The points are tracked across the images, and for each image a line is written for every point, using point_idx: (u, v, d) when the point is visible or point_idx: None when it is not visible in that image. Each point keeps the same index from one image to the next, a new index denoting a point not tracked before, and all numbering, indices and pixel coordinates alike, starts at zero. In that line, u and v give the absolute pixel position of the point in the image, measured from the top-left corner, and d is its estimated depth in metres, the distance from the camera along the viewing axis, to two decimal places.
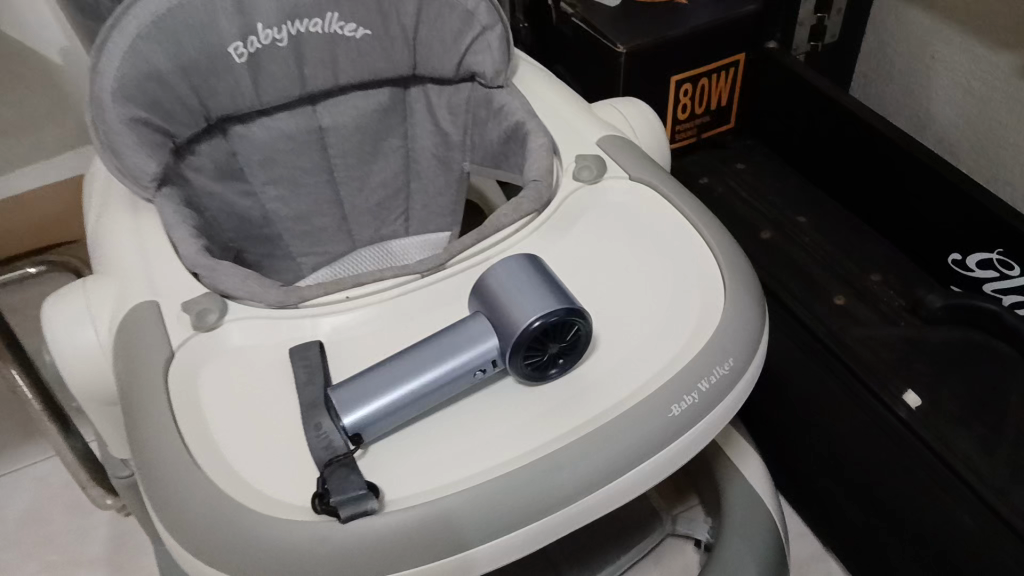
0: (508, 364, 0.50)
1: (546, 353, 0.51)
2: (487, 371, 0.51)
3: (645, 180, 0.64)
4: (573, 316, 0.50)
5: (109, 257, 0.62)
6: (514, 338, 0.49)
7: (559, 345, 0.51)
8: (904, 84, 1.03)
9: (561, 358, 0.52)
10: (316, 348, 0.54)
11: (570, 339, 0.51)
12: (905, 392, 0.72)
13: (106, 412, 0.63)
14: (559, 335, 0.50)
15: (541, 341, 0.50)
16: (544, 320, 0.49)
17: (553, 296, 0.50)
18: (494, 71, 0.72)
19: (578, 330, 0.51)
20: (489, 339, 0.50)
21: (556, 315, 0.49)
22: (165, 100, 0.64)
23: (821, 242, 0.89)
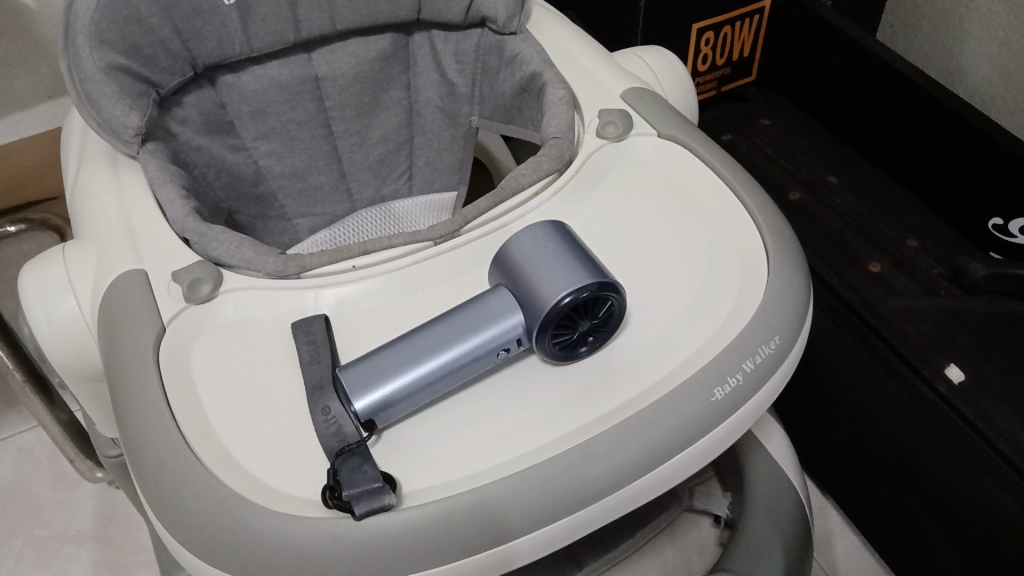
0: (536, 345, 0.45)
1: (576, 331, 0.46)
2: (511, 350, 0.46)
3: (676, 138, 0.59)
4: (607, 291, 0.45)
5: (89, 220, 0.57)
6: (543, 315, 0.44)
7: (590, 322, 0.46)
8: (935, 34, 0.97)
9: (591, 336, 0.47)
10: (320, 323, 0.49)
11: (604, 318, 0.47)
12: (947, 365, 0.69)
13: (96, 389, 0.58)
14: (590, 311, 0.46)
15: (571, 317, 0.45)
16: (574, 296, 0.44)
17: (583, 268, 0.45)
18: (507, 16, 0.66)
19: (610, 305, 0.46)
20: (513, 315, 0.46)
21: (589, 290, 0.44)
22: (146, 44, 0.58)
23: (852, 204, 0.86)
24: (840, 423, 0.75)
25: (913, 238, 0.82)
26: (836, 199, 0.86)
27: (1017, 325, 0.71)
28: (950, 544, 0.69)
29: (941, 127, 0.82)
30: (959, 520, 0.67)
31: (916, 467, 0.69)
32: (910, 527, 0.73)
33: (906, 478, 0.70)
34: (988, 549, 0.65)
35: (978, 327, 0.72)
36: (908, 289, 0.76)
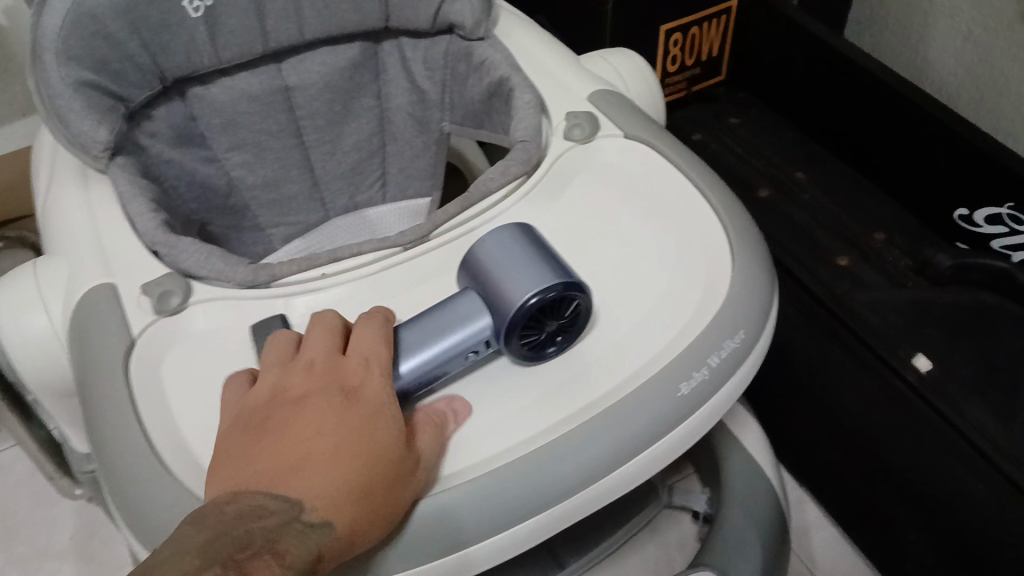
0: (506, 345, 0.46)
1: (544, 332, 0.47)
2: (480, 353, 0.46)
3: (642, 139, 0.60)
4: (573, 289, 0.46)
5: (59, 236, 0.57)
6: (510, 316, 0.45)
7: (557, 322, 0.47)
8: (901, 29, 0.98)
9: (559, 337, 0.48)
10: (279, 323, 0.49)
11: (571, 316, 0.47)
12: (916, 356, 0.71)
13: (70, 404, 0.58)
14: (557, 311, 0.46)
15: (538, 318, 0.46)
16: (540, 294, 0.44)
17: (549, 268, 0.46)
18: (474, 23, 0.67)
19: (577, 305, 0.47)
20: (482, 316, 0.46)
21: (555, 288, 0.45)
22: (113, 58, 0.58)
23: (821, 200, 0.87)
24: (814, 417, 0.76)
25: (881, 232, 0.83)
26: (805, 195, 0.88)
27: (982, 314, 0.73)
28: (923, 533, 0.70)
29: (907, 120, 0.82)
30: (932, 510, 0.67)
31: (887, 459, 0.70)
32: (887, 518, 0.74)
33: (880, 469, 0.71)
34: (961, 537, 0.66)
35: (946, 318, 0.73)
36: (878, 282, 0.77)
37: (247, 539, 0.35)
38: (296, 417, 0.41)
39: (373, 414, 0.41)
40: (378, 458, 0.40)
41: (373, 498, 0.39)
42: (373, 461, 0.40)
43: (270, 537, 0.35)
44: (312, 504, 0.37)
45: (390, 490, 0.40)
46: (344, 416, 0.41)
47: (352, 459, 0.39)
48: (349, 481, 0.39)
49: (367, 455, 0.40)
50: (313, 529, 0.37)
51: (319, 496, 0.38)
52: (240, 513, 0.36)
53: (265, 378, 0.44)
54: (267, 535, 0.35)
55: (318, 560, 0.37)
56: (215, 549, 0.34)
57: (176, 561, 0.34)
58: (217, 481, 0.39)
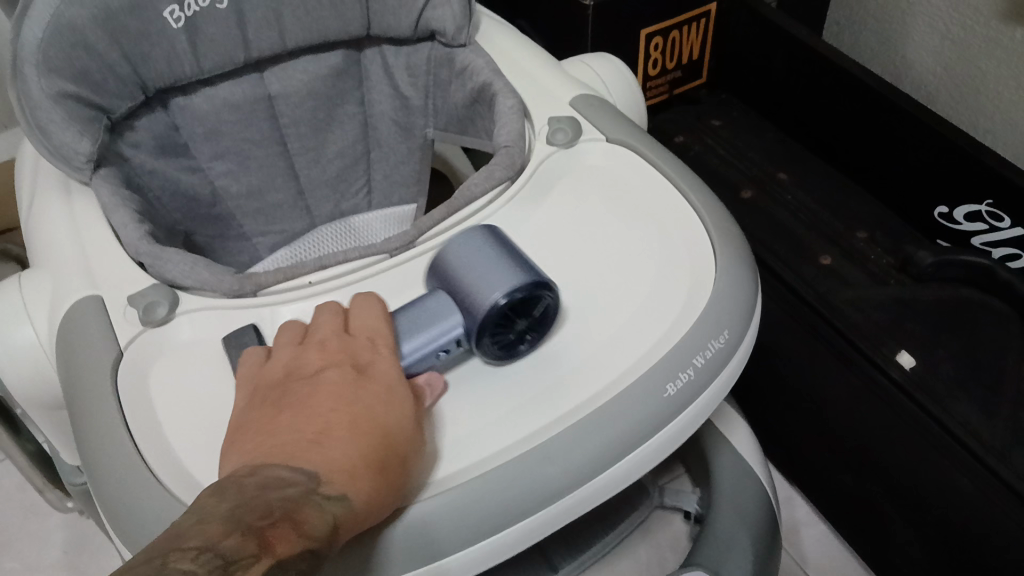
0: (476, 344, 0.46)
1: (513, 330, 0.47)
2: (452, 352, 0.47)
3: (624, 142, 0.61)
4: (542, 286, 0.46)
5: (42, 249, 0.57)
6: (479, 316, 0.45)
7: (526, 321, 0.47)
8: (879, 29, 0.99)
9: (529, 334, 0.48)
10: (257, 330, 0.49)
11: (540, 312, 0.48)
12: (899, 353, 0.72)
13: (57, 418, 0.58)
14: (525, 309, 0.47)
15: (507, 316, 0.46)
16: (507, 293, 0.45)
17: (516, 268, 0.46)
18: (455, 29, 0.67)
19: (545, 303, 0.47)
20: (452, 316, 0.46)
21: (523, 285, 0.45)
22: (94, 69, 0.58)
23: (804, 200, 0.88)
24: (802, 416, 0.77)
25: (863, 231, 0.84)
26: (788, 194, 0.88)
27: (964, 310, 0.74)
28: (911, 527, 0.70)
29: (887, 119, 0.83)
30: (917, 504, 0.68)
31: (873, 456, 0.71)
32: (874, 514, 0.74)
33: (865, 465, 0.72)
34: (947, 531, 0.66)
35: (928, 314, 0.74)
36: (860, 279, 0.78)
37: (268, 506, 0.35)
38: (311, 393, 0.42)
39: (383, 392, 0.43)
40: (390, 432, 0.41)
41: (386, 470, 0.40)
42: (386, 433, 0.41)
43: (290, 504, 0.36)
44: (327, 477, 0.38)
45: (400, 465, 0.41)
46: (357, 393, 0.42)
47: (366, 434, 0.40)
48: (364, 454, 0.40)
49: (380, 429, 0.41)
50: (328, 500, 0.37)
51: (335, 468, 0.39)
52: (259, 483, 0.36)
53: (281, 359, 0.45)
54: (289, 503, 0.36)
55: (334, 531, 0.37)
56: (245, 521, 0.34)
57: (201, 530, 0.33)
58: (235, 456, 0.40)
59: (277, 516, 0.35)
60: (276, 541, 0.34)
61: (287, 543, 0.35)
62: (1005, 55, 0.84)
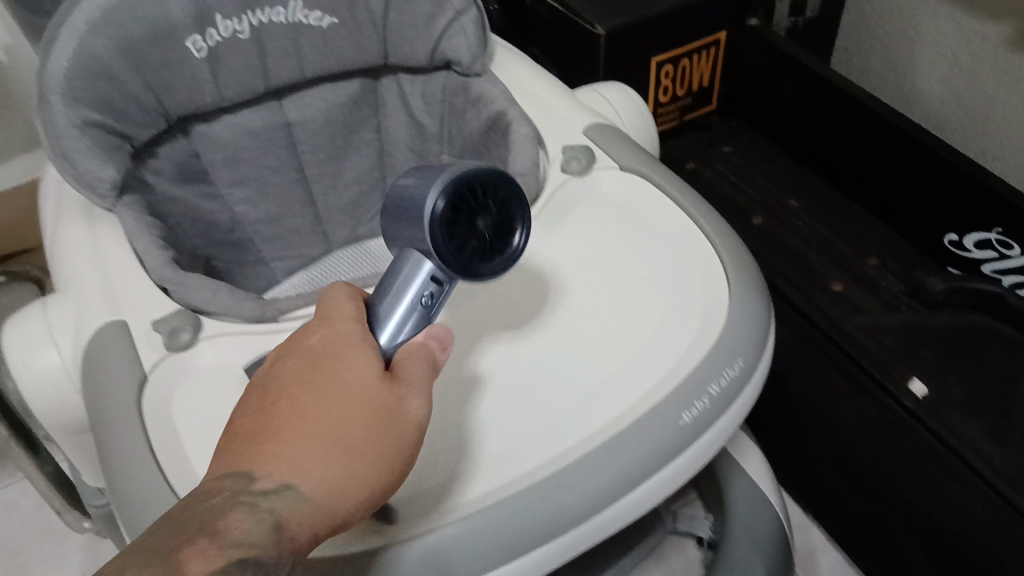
0: (453, 265, 0.40)
1: (479, 231, 0.42)
2: (437, 292, 0.41)
3: (638, 171, 0.62)
4: (478, 172, 0.41)
5: (67, 275, 0.58)
6: (428, 234, 0.40)
7: (484, 216, 0.42)
8: (888, 56, 1.00)
9: (501, 229, 0.43)
10: None
11: (500, 206, 0.42)
12: (912, 380, 0.72)
13: (80, 441, 0.59)
14: (473, 203, 0.41)
15: (458, 218, 0.41)
16: (443, 190, 0.40)
17: (433, 174, 0.41)
18: (470, 59, 0.68)
19: (486, 186, 0.42)
20: (414, 255, 0.41)
21: (450, 177, 0.40)
22: (119, 98, 0.59)
23: (816, 226, 0.88)
24: (815, 443, 0.77)
25: (873, 257, 0.85)
26: (799, 221, 0.89)
27: (978, 336, 0.74)
28: (926, 555, 0.70)
29: (895, 147, 0.84)
30: (931, 531, 0.68)
31: (887, 484, 0.71)
32: (890, 543, 0.74)
33: (880, 492, 0.72)
34: (963, 558, 0.66)
35: (940, 340, 0.75)
36: (872, 305, 0.79)
37: (188, 523, 0.33)
38: (269, 381, 0.39)
39: (337, 364, 0.38)
40: (345, 408, 0.37)
41: (348, 448, 0.36)
42: (343, 411, 0.37)
43: (213, 515, 0.34)
44: (267, 470, 0.35)
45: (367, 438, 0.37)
46: (311, 372, 0.38)
47: (318, 413, 0.37)
48: (315, 438, 0.36)
49: (332, 409, 0.37)
50: (265, 496, 0.34)
51: (278, 459, 0.35)
52: (192, 501, 0.35)
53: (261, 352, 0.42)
54: (210, 517, 0.34)
55: (277, 527, 0.34)
56: (155, 546, 0.32)
57: (114, 562, 0.32)
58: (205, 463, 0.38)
59: (196, 530, 0.33)
60: (189, 559, 0.32)
61: (202, 559, 0.32)
62: (1013, 83, 0.85)
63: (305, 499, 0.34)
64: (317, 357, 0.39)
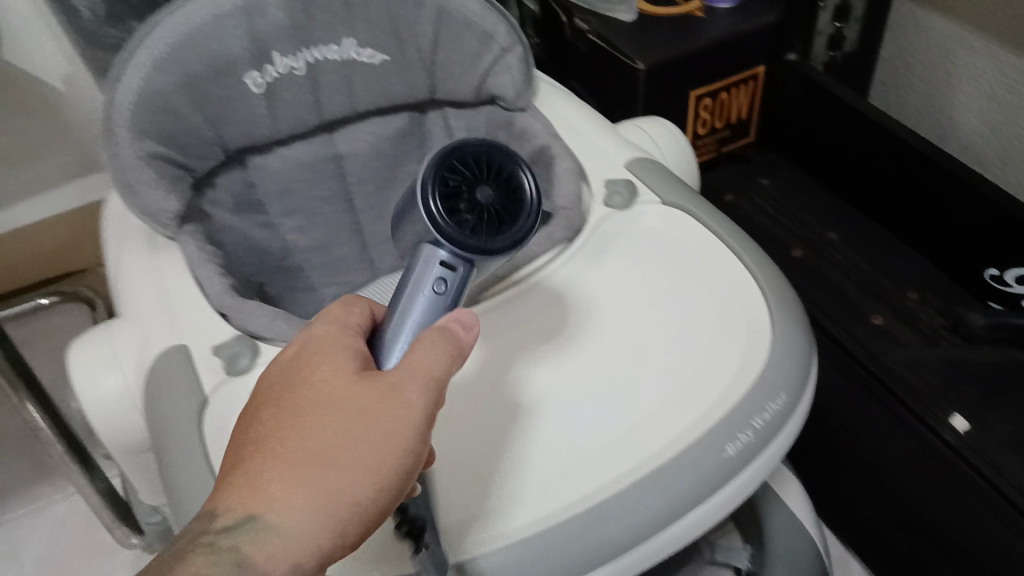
0: (463, 242, 0.47)
1: (476, 207, 0.48)
2: (454, 274, 0.47)
3: (679, 205, 0.63)
4: (452, 153, 0.49)
5: (131, 301, 0.61)
6: (431, 224, 0.47)
7: (475, 191, 0.48)
8: (926, 89, 1.01)
9: (495, 197, 0.49)
10: None
11: (491, 177, 0.49)
12: (952, 416, 0.71)
13: (139, 461, 0.61)
14: (460, 185, 0.48)
15: (453, 203, 0.48)
16: (431, 184, 0.47)
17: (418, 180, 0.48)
18: (516, 93, 0.71)
19: (463, 167, 0.48)
20: (425, 247, 0.48)
21: (432, 172, 0.48)
22: (181, 132, 0.62)
23: (855, 260, 0.89)
24: (855, 476, 0.78)
25: (913, 291, 0.85)
26: (838, 254, 0.90)
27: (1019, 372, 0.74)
28: None
29: (933, 180, 0.85)
30: (972, 565, 0.69)
31: (927, 518, 0.71)
32: None
33: (919, 525, 0.72)
34: None
35: (981, 375, 0.74)
36: (911, 339, 0.79)
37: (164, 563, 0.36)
38: (258, 409, 0.41)
39: (313, 392, 0.41)
40: (319, 432, 0.39)
41: (320, 467, 0.38)
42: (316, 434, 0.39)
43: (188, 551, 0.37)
44: (240, 501, 0.37)
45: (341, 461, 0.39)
46: (292, 399, 0.41)
47: (292, 439, 0.39)
48: (287, 462, 0.38)
49: (307, 434, 0.39)
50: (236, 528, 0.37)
51: (252, 488, 0.38)
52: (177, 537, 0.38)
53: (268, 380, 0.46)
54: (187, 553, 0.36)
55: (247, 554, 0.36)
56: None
57: None
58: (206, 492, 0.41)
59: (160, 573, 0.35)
60: None
61: None
62: None
63: (276, 531, 0.37)
64: (297, 385, 0.41)
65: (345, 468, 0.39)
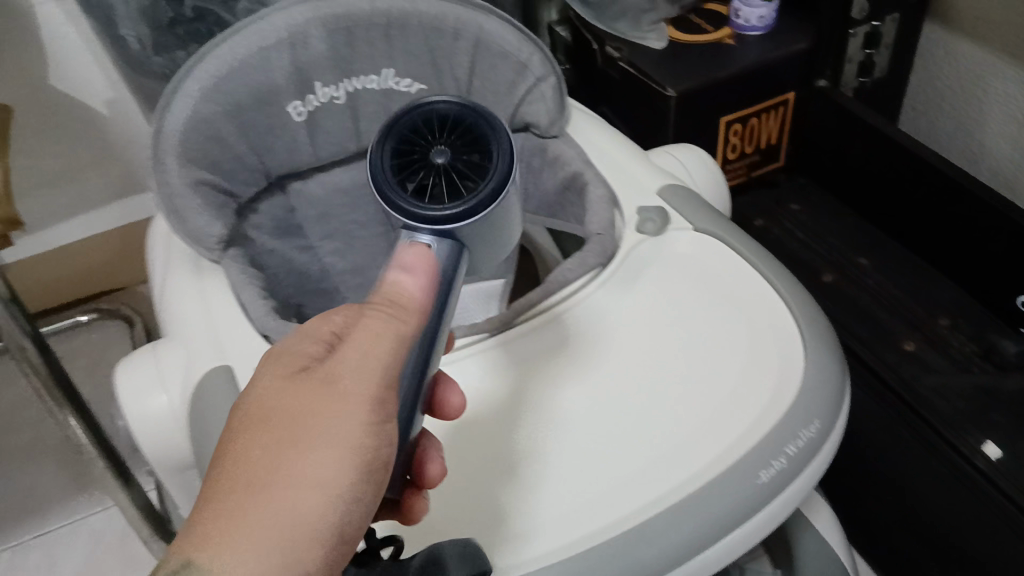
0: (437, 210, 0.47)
1: (433, 172, 0.49)
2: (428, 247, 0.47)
3: (711, 231, 0.64)
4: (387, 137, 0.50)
5: (177, 322, 0.63)
6: (397, 210, 0.48)
7: (424, 158, 0.49)
8: (957, 115, 1.01)
9: (449, 153, 0.49)
10: None
11: (447, 136, 0.50)
12: (985, 443, 0.71)
13: (183, 477, 0.63)
14: (407, 161, 0.49)
15: (410, 180, 0.49)
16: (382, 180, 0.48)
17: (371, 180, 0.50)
18: (549, 122, 0.72)
19: (401, 142, 0.49)
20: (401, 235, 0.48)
21: (376, 166, 0.49)
22: (226, 159, 0.65)
23: (886, 285, 0.90)
24: (885, 501, 0.78)
25: (945, 317, 0.85)
26: (869, 279, 0.91)
27: None
28: None
29: (963, 206, 0.85)
30: None
31: (959, 545, 0.71)
32: None
33: (950, 553, 0.72)
34: None
35: (1015, 403, 0.74)
36: (944, 365, 0.79)
37: None
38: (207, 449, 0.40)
39: (256, 414, 0.39)
40: (271, 448, 0.38)
41: (274, 482, 0.37)
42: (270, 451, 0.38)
43: None
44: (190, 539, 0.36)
45: (288, 475, 0.38)
46: (239, 428, 0.39)
47: (242, 464, 0.38)
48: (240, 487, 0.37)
49: (257, 454, 0.38)
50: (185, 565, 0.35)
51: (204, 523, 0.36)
52: None
53: None
54: None
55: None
56: None
57: None
58: None
59: None
60: None
61: None
62: None
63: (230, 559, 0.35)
64: (241, 412, 0.40)
65: (295, 481, 0.37)
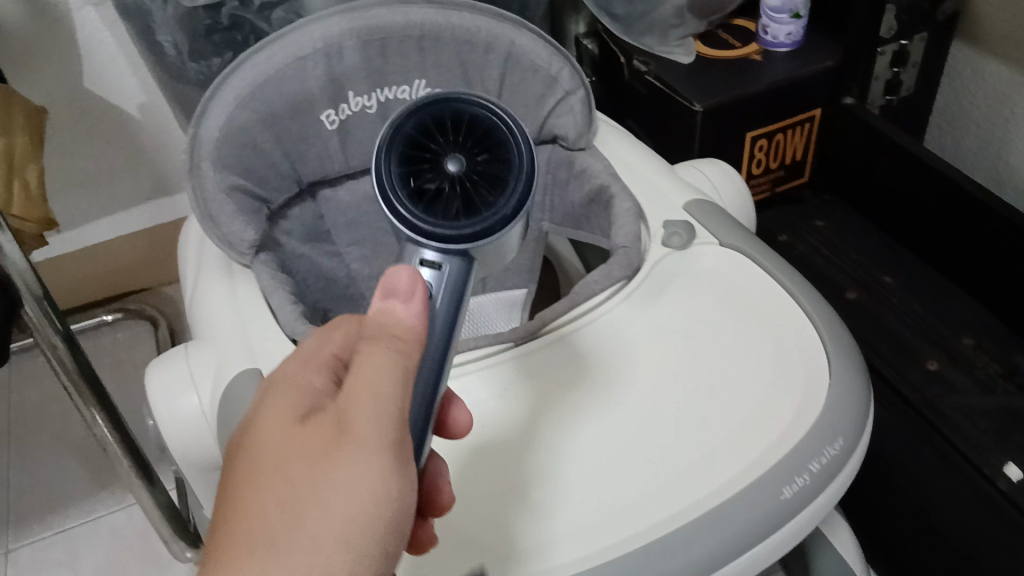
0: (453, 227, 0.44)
1: (449, 181, 0.45)
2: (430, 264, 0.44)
3: (737, 246, 0.64)
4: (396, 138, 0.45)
5: (208, 324, 0.64)
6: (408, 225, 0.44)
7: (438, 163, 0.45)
8: (983, 135, 1.01)
9: (469, 159, 0.46)
10: None
11: (459, 138, 0.46)
12: (1007, 464, 0.71)
13: (209, 477, 0.64)
14: (420, 167, 0.45)
15: (424, 189, 0.45)
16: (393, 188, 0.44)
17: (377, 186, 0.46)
18: (577, 134, 0.73)
19: (413, 145, 0.45)
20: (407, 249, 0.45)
21: (387, 172, 0.45)
22: (259, 166, 0.66)
23: (911, 303, 0.90)
24: (905, 521, 0.77)
25: (969, 336, 0.85)
26: (892, 297, 0.91)
27: None
28: None
29: (988, 226, 0.85)
30: None
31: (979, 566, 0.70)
32: None
33: None
34: None
35: None
36: (968, 386, 0.79)
37: None
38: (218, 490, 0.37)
39: (258, 446, 0.36)
40: (276, 483, 0.34)
41: (286, 519, 0.33)
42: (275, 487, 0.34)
43: None
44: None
45: (313, 518, 0.34)
46: (243, 463, 0.36)
47: (252, 502, 0.34)
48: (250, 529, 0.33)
49: (264, 490, 0.34)
50: None
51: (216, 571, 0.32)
52: None
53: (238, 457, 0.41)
54: None
55: None
56: None
57: None
58: None
59: None
60: None
61: None
62: None
63: None
64: (244, 448, 0.37)
65: (321, 522, 0.34)
